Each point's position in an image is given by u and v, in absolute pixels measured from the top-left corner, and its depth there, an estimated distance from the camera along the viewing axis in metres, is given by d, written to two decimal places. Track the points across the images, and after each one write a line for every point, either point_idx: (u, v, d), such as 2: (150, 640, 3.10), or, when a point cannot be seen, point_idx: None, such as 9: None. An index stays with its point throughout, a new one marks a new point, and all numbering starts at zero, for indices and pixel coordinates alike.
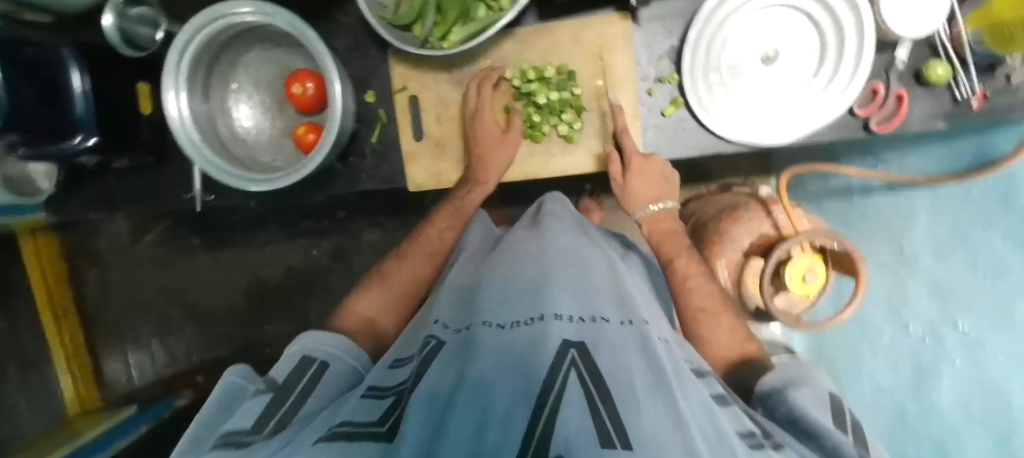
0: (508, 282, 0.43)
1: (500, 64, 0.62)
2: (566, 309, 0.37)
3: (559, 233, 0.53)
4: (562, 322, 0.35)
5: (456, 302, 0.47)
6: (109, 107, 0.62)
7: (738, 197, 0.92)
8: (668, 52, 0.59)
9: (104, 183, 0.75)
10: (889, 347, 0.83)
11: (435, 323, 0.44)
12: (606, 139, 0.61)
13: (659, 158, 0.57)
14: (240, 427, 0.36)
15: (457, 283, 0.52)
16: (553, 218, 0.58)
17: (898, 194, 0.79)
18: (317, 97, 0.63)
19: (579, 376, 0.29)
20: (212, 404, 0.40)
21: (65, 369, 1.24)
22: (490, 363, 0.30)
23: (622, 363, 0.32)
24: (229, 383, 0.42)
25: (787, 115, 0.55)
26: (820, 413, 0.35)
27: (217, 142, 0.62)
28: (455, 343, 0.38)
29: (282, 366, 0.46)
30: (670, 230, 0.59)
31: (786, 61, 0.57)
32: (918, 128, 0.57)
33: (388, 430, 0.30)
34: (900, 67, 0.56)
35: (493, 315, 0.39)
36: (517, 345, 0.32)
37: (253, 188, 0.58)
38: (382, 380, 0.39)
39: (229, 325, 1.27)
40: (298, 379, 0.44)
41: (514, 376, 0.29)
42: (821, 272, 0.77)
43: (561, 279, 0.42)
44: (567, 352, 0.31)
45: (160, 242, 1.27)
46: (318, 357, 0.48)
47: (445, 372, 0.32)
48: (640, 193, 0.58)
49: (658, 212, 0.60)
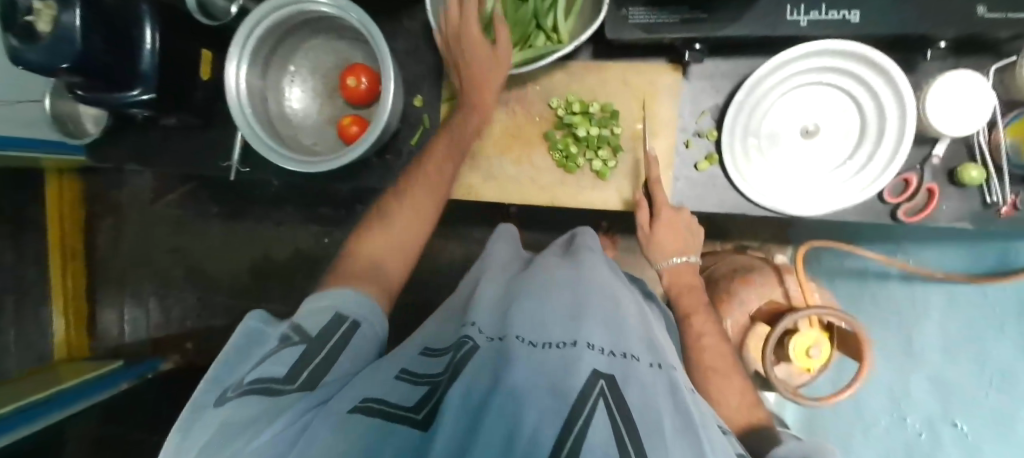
0: (544, 304, 0.46)
1: (547, 91, 0.64)
2: (598, 340, 0.40)
3: (596, 265, 0.56)
4: (593, 351, 0.38)
5: (488, 310, 0.49)
6: (171, 66, 0.65)
7: (751, 260, 0.92)
8: (710, 109, 0.60)
9: (146, 141, 0.78)
10: (883, 435, 0.81)
11: (472, 325, 0.45)
12: (637, 187, 0.62)
13: (688, 211, 0.59)
14: (274, 376, 0.36)
15: (493, 292, 0.55)
16: (588, 251, 0.60)
17: (913, 286, 0.78)
18: (369, 91, 0.65)
19: (607, 406, 0.31)
20: (236, 342, 0.42)
21: (60, 313, 1.27)
22: (524, 377, 0.33)
23: (650, 403, 0.34)
24: (249, 327, 0.44)
25: (821, 191, 0.56)
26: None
27: (266, 118, 0.65)
28: (488, 350, 0.39)
29: (314, 315, 0.45)
30: (688, 285, 0.59)
31: (824, 138, 0.59)
32: (944, 224, 0.57)
33: (423, 418, 0.31)
34: (935, 163, 0.56)
35: (526, 331, 0.41)
36: (552, 366, 0.35)
37: (291, 167, 0.60)
38: (416, 367, 0.41)
39: (229, 295, 1.28)
40: (330, 336, 0.43)
41: (546, 395, 0.31)
42: (826, 349, 0.75)
43: (595, 311, 0.45)
44: (597, 381, 0.34)
45: (179, 202, 1.29)
46: (351, 317, 0.46)
47: (481, 375, 0.35)
48: (666, 243, 0.59)
49: (680, 265, 0.60)
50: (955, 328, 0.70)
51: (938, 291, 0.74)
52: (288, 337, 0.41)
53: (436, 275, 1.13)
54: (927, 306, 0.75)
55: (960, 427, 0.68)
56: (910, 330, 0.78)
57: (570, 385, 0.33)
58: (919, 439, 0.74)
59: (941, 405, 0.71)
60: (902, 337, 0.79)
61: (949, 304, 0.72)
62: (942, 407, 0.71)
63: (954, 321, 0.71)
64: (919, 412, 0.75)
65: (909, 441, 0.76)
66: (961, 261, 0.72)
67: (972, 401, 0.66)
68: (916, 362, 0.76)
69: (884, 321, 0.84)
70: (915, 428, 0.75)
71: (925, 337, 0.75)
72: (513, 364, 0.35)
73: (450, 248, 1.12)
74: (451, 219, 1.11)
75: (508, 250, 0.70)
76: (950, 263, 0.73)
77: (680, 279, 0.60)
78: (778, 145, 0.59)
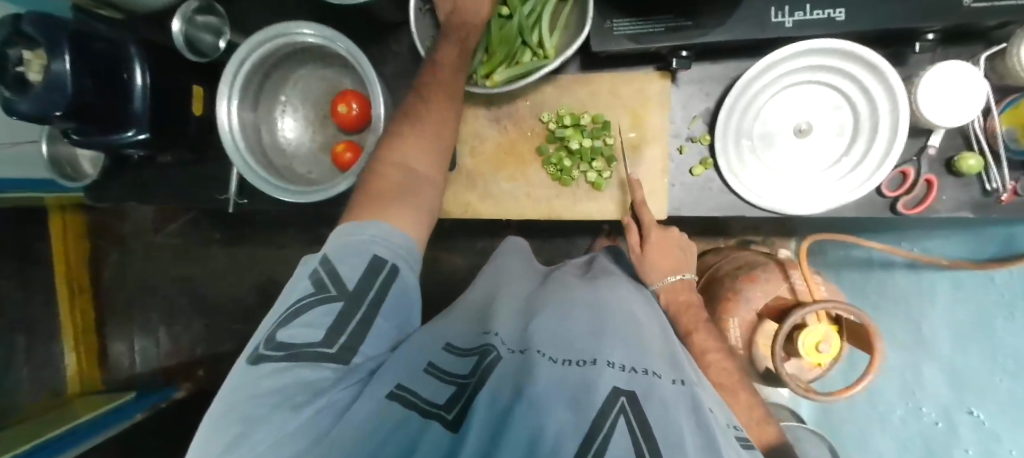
0: (563, 323, 0.47)
1: (539, 105, 0.64)
2: (619, 358, 0.40)
3: (615, 288, 0.57)
4: (614, 369, 0.37)
5: (505, 323, 0.50)
6: (166, 105, 0.65)
7: (756, 255, 0.91)
8: (702, 113, 0.60)
9: (145, 175, 0.78)
10: (898, 425, 0.80)
11: (493, 334, 0.46)
12: (625, 205, 0.62)
13: (676, 231, 0.60)
14: (310, 341, 0.36)
15: (509, 302, 0.56)
16: (608, 276, 0.62)
17: (920, 276, 0.78)
18: (361, 117, 0.65)
19: (628, 424, 0.30)
20: (293, 279, 0.42)
21: (71, 349, 1.27)
22: (545, 391, 0.33)
23: (671, 419, 0.32)
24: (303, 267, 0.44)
25: (816, 189, 0.56)
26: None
27: (259, 149, 0.65)
28: (511, 361, 0.40)
29: (348, 256, 0.41)
30: (685, 303, 0.58)
31: (819, 136, 0.58)
32: (945, 214, 0.57)
33: (455, 418, 0.32)
34: (932, 153, 0.56)
35: (548, 347, 0.42)
36: (574, 382, 0.35)
37: (287, 198, 0.60)
38: (442, 361, 0.40)
39: (235, 321, 1.28)
40: (369, 287, 0.40)
41: (566, 411, 0.31)
42: (836, 344, 0.74)
43: (615, 333, 0.45)
44: (618, 398, 0.33)
45: (180, 231, 1.30)
46: (389, 261, 0.43)
47: (504, 386, 0.35)
48: (659, 262, 0.59)
49: (675, 282, 0.59)
50: (964, 314, 0.70)
51: (943, 278, 0.73)
52: (325, 288, 0.39)
53: (440, 287, 1.13)
54: (934, 295, 0.75)
55: (976, 415, 0.67)
56: (918, 319, 0.77)
57: (590, 402, 0.32)
58: (936, 428, 0.73)
59: (955, 394, 0.70)
60: (911, 325, 0.78)
61: (957, 294, 0.71)
62: (956, 395, 0.70)
63: (962, 310, 0.70)
64: (934, 401, 0.73)
65: (925, 430, 0.75)
66: (964, 248, 0.72)
67: (986, 388, 0.65)
68: (928, 352, 0.75)
69: (899, 316, 0.81)
70: (931, 417, 0.74)
71: (935, 328, 0.74)
72: (536, 378, 0.35)
73: (453, 261, 1.12)
74: (452, 231, 1.11)
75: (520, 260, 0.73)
76: (954, 250, 0.73)
77: (679, 295, 0.59)
78: (773, 146, 0.59)
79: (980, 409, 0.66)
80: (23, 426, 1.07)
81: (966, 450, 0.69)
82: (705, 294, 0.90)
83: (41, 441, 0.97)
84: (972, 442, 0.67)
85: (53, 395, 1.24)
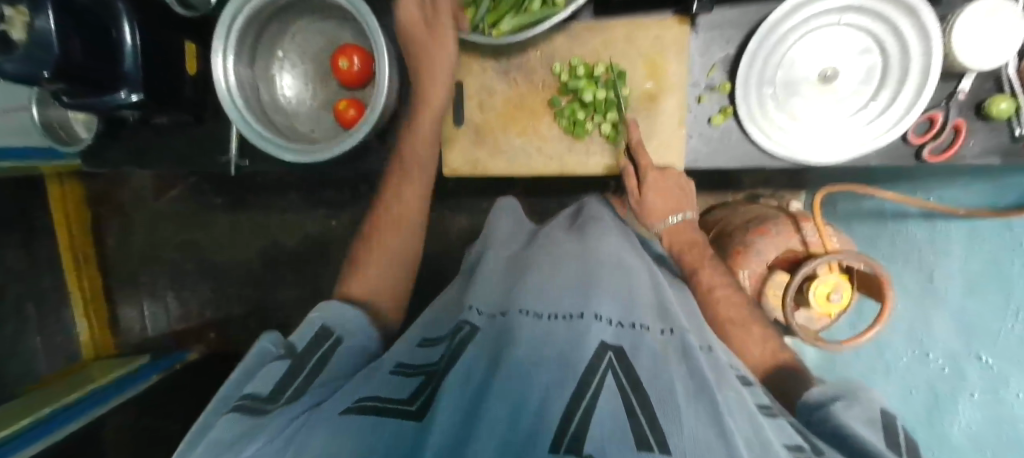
0: (550, 281, 0.47)
1: (549, 56, 0.61)
2: (606, 311, 0.41)
3: (602, 241, 0.57)
4: (601, 323, 0.39)
5: (493, 291, 0.50)
6: (158, 64, 0.62)
7: (768, 209, 0.91)
8: (721, 61, 0.57)
9: (142, 139, 0.76)
10: (904, 373, 0.83)
11: (469, 309, 0.47)
12: (619, 153, 0.61)
13: (675, 169, 0.57)
14: (261, 390, 0.37)
15: (495, 268, 0.57)
16: (595, 221, 0.64)
17: (934, 225, 0.76)
18: (363, 72, 0.63)
19: (616, 378, 0.31)
20: (246, 365, 0.43)
21: (81, 313, 1.28)
22: (523, 353, 0.34)
23: (662, 369, 0.33)
24: (260, 347, 0.44)
25: (840, 136, 0.54)
26: (868, 432, 0.34)
27: (258, 108, 0.63)
28: (490, 329, 0.41)
29: (299, 336, 0.46)
30: (689, 242, 0.58)
31: (844, 81, 0.55)
32: (971, 161, 0.55)
33: (417, 410, 0.32)
34: (962, 98, 0.54)
35: (530, 304, 0.42)
36: (562, 338, 0.36)
37: (290, 158, 0.58)
38: (409, 359, 0.43)
39: (241, 285, 1.30)
40: (316, 349, 0.44)
41: (552, 369, 0.32)
42: (847, 292, 0.74)
43: (605, 283, 0.46)
44: (606, 353, 0.34)
45: (181, 198, 1.29)
46: (335, 334, 0.47)
47: (479, 359, 0.36)
48: (657, 208, 0.59)
49: (677, 223, 0.59)
50: (979, 264, 0.70)
51: (960, 229, 0.73)
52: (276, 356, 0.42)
53: (446, 247, 1.13)
54: (949, 244, 0.74)
55: (985, 360, 0.70)
56: (930, 267, 0.77)
57: (578, 359, 0.33)
58: (943, 374, 0.77)
59: (965, 341, 0.73)
60: (923, 276, 0.79)
61: (972, 240, 0.71)
62: (966, 343, 0.73)
63: (972, 264, 0.71)
64: (942, 348, 0.76)
65: (931, 376, 0.78)
66: (982, 197, 0.71)
67: (997, 336, 0.68)
68: (937, 301, 0.77)
69: (910, 262, 0.81)
70: (938, 364, 0.77)
71: (949, 275, 0.75)
72: (516, 342, 0.36)
73: (458, 221, 1.12)
74: (454, 192, 1.10)
75: (508, 221, 0.74)
76: (972, 202, 0.72)
77: (681, 236, 0.59)
78: (796, 94, 0.56)
79: (988, 356, 0.70)
80: (40, 392, 1.09)
81: (973, 394, 0.73)
82: (716, 248, 0.90)
83: (64, 403, 1.01)
84: (981, 387, 0.71)
85: (67, 361, 1.26)
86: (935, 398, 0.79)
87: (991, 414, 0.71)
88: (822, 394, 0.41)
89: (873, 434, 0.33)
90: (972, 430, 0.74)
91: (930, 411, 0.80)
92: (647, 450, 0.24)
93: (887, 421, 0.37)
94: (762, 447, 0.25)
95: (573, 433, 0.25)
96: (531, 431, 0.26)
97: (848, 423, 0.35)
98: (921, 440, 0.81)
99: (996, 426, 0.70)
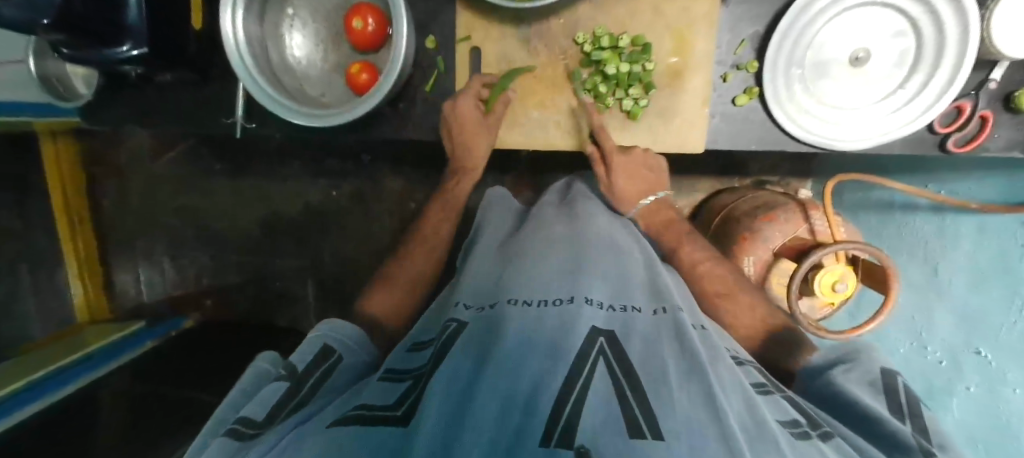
0: (540, 263, 0.47)
1: (572, 25, 0.59)
2: (597, 294, 0.42)
3: (593, 221, 0.57)
4: (592, 307, 0.39)
5: (484, 285, 0.49)
6: (163, 18, 0.59)
7: (775, 196, 0.90)
8: (750, 37, 0.56)
9: (146, 97, 0.74)
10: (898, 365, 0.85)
11: (457, 305, 0.46)
12: (582, 140, 0.62)
13: (639, 150, 0.60)
14: (255, 414, 0.37)
15: (484, 256, 0.57)
16: (584, 201, 0.64)
17: (943, 217, 0.76)
18: (377, 34, 0.60)
19: (607, 364, 0.34)
20: (244, 383, 0.44)
21: (76, 274, 1.27)
22: (511, 342, 0.34)
23: (655, 352, 0.36)
24: (257, 367, 0.46)
25: (873, 122, 0.53)
26: (869, 397, 0.38)
27: (268, 68, 0.60)
28: (477, 324, 0.41)
29: (302, 354, 0.47)
30: (664, 221, 0.63)
31: (875, 63, 0.54)
32: (995, 154, 0.55)
33: (403, 415, 0.32)
34: (992, 87, 0.53)
35: (518, 293, 0.42)
36: (552, 323, 0.37)
37: (302, 121, 0.57)
38: (400, 365, 0.44)
39: (240, 253, 1.29)
40: (315, 369, 0.45)
41: (542, 357, 0.33)
42: (853, 281, 0.74)
43: (594, 263, 0.47)
44: (597, 338, 0.36)
45: (180, 162, 1.27)
46: (337, 350, 0.49)
47: (467, 354, 0.36)
48: (629, 189, 0.62)
49: (649, 205, 0.63)
50: (984, 260, 0.71)
51: (969, 222, 0.72)
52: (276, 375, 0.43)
53: None
54: (957, 238, 0.74)
55: (983, 355, 0.73)
56: (935, 260, 0.78)
57: (572, 342, 0.34)
58: (940, 367, 0.79)
59: (965, 336, 0.75)
60: (927, 268, 0.79)
61: (981, 236, 0.71)
62: (966, 338, 0.75)
63: (981, 255, 0.71)
64: (941, 342, 0.78)
65: (926, 371, 0.81)
66: (997, 191, 0.70)
67: (999, 331, 0.70)
68: (941, 293, 0.77)
69: (915, 256, 0.81)
70: (936, 357, 0.79)
71: (956, 269, 0.75)
72: (506, 330, 0.36)
73: None
74: None
75: (499, 202, 0.74)
76: (986, 194, 0.72)
77: (656, 216, 0.64)
78: (825, 75, 0.54)
79: (987, 350, 0.72)
80: (38, 352, 1.08)
81: (969, 387, 0.75)
82: (724, 235, 0.90)
83: (50, 371, 0.97)
84: (977, 381, 0.74)
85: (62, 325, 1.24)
86: (929, 392, 0.81)
87: (986, 407, 0.74)
88: (826, 358, 0.46)
89: (875, 399, 0.38)
90: (965, 422, 0.77)
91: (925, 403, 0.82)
92: (640, 439, 0.27)
93: (888, 378, 0.41)
94: (755, 429, 0.29)
95: (564, 424, 0.27)
96: (523, 423, 0.27)
97: (850, 389, 0.39)
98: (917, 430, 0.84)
99: (993, 419, 0.73)
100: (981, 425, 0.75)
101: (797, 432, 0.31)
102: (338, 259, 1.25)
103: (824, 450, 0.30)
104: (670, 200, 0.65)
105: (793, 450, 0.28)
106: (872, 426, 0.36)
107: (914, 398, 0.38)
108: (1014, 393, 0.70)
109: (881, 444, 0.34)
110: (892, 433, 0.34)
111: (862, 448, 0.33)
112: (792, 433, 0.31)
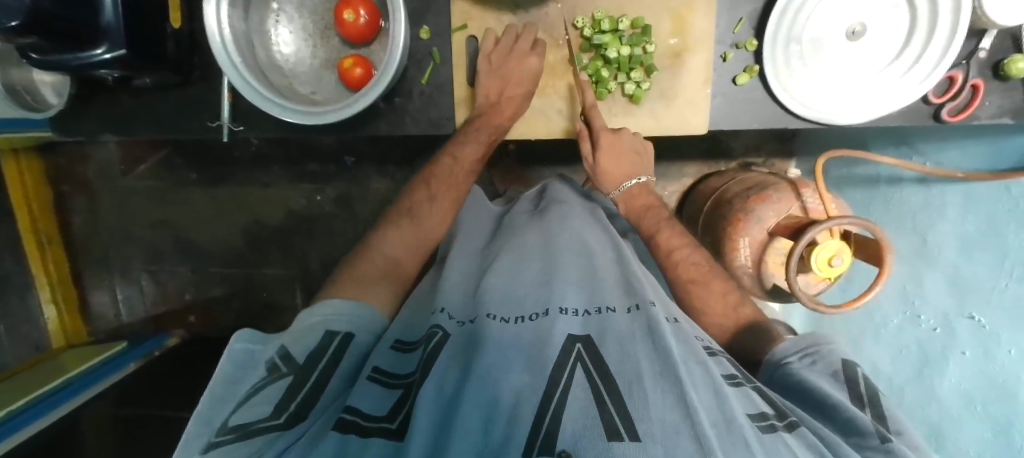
0: (515, 275, 0.48)
1: (572, 10, 0.59)
2: (571, 302, 0.44)
3: (564, 224, 0.57)
4: (567, 316, 0.41)
5: (462, 296, 0.50)
6: (141, 17, 0.55)
7: (766, 176, 0.91)
8: (749, 16, 0.57)
9: (121, 104, 0.70)
10: (887, 335, 0.89)
11: (440, 313, 0.47)
12: (574, 119, 0.63)
13: (627, 133, 0.60)
14: (259, 416, 0.35)
15: (468, 267, 0.57)
16: (558, 203, 0.63)
17: (929, 187, 0.79)
18: (370, 27, 0.58)
19: (585, 369, 0.34)
20: (222, 368, 0.40)
21: (48, 298, 1.21)
22: (489, 358, 0.35)
23: (629, 353, 0.36)
24: (235, 349, 0.42)
25: (876, 91, 0.54)
26: (832, 387, 0.41)
27: (256, 67, 0.58)
28: (460, 336, 0.42)
29: (300, 341, 0.44)
30: (644, 206, 0.64)
31: (870, 37, 0.54)
32: (985, 121, 0.56)
33: (398, 427, 0.33)
34: (982, 56, 0.54)
35: (496, 308, 0.44)
36: (529, 337, 0.39)
37: (296, 119, 0.55)
38: (392, 365, 0.42)
39: (224, 265, 1.24)
40: (319, 357, 0.43)
41: (520, 372, 0.35)
42: (849, 257, 0.74)
43: (565, 270, 0.49)
44: (574, 346, 0.37)
45: (154, 173, 1.21)
46: (340, 331, 0.47)
47: (451, 368, 0.37)
48: (612, 172, 0.63)
49: (633, 188, 0.64)
50: (975, 226, 0.73)
51: (956, 191, 0.75)
52: (276, 368, 0.40)
53: None
54: (944, 206, 0.77)
55: (979, 320, 0.74)
56: (925, 230, 0.80)
57: (548, 355, 0.36)
58: (935, 334, 0.81)
59: (957, 300, 0.76)
60: (917, 239, 0.81)
61: (969, 202, 0.73)
62: (958, 302, 0.76)
63: (972, 222, 0.73)
64: (932, 308, 0.80)
65: (923, 337, 0.83)
66: (979, 160, 0.73)
67: (992, 293, 0.71)
68: (933, 262, 0.79)
69: (904, 226, 0.83)
70: (930, 324, 0.81)
71: (942, 236, 0.77)
72: (485, 343, 0.38)
73: None
74: None
75: (480, 204, 0.70)
76: (967, 163, 0.74)
77: (635, 201, 0.64)
78: (820, 51, 0.55)
79: (983, 316, 0.73)
80: (17, 378, 1.03)
81: (965, 351, 0.76)
82: (717, 218, 0.90)
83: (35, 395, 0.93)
84: (973, 344, 0.75)
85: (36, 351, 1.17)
86: (925, 359, 0.83)
87: (980, 372, 0.74)
88: (786, 353, 0.47)
89: (837, 388, 0.40)
90: (965, 388, 0.77)
91: (921, 368, 0.83)
92: (618, 440, 0.27)
93: (849, 369, 0.43)
94: (725, 425, 0.29)
95: (545, 432, 0.29)
96: (504, 435, 0.29)
97: (817, 382, 0.41)
98: (912, 396, 0.84)
99: (993, 384, 0.72)
100: (982, 392, 0.74)
101: (764, 425, 0.32)
102: (326, 266, 1.22)
103: (790, 443, 0.30)
104: (651, 186, 0.66)
105: (762, 448, 0.28)
106: (828, 413, 0.38)
107: (873, 389, 0.41)
108: (1008, 353, 0.70)
109: (841, 430, 0.36)
110: (850, 419, 0.36)
111: (824, 434, 0.34)
112: (758, 426, 0.31)
